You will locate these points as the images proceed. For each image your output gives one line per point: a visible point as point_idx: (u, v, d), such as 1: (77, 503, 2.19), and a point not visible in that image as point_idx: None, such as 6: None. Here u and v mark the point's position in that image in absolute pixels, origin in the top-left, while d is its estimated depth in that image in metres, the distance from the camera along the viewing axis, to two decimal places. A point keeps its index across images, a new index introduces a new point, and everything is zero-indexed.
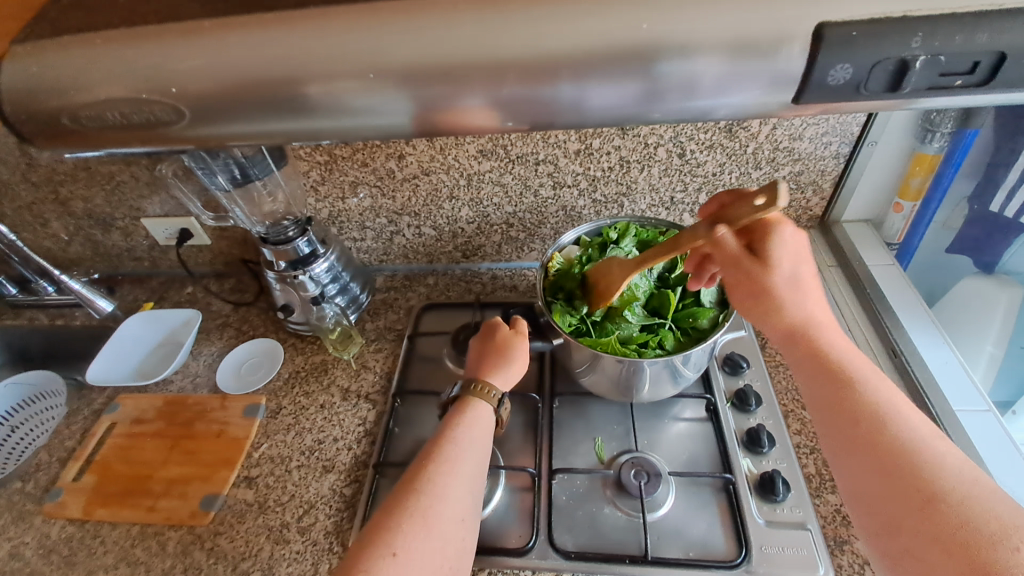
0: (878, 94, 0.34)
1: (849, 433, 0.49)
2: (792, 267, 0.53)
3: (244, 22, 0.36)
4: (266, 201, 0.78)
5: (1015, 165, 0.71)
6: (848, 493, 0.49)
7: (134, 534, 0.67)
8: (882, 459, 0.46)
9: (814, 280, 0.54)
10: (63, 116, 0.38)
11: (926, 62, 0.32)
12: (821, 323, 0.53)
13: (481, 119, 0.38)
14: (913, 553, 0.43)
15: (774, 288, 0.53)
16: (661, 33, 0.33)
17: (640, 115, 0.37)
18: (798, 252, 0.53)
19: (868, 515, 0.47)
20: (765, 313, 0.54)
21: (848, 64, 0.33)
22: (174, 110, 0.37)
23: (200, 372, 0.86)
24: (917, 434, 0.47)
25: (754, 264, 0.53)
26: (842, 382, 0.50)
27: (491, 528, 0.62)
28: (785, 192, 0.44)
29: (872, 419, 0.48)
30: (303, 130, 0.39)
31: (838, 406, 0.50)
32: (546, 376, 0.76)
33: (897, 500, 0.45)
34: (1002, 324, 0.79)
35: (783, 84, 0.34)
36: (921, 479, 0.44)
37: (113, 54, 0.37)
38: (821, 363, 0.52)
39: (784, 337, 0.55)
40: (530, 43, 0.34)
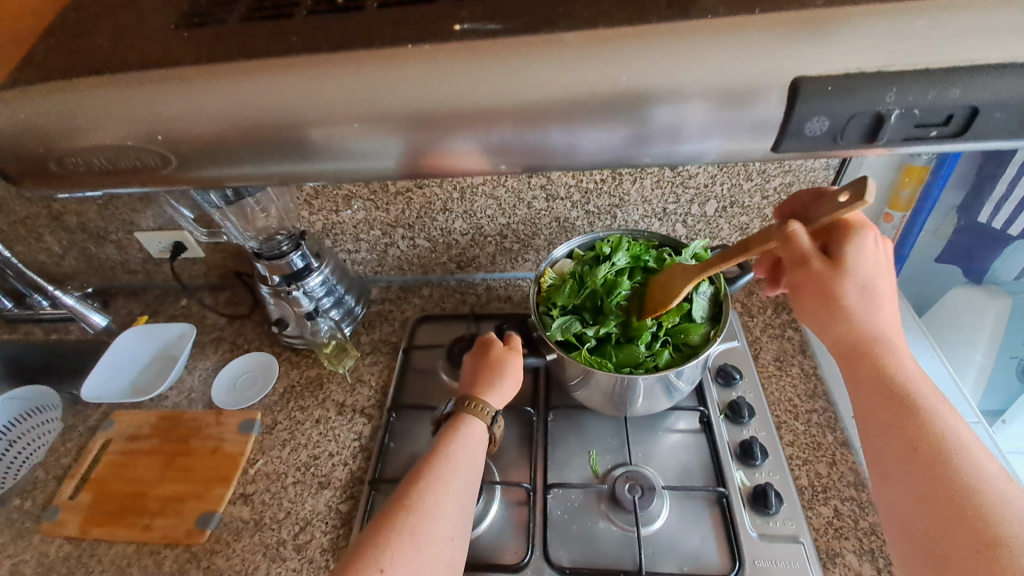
0: (855, 144, 0.34)
1: (907, 458, 0.47)
2: (870, 277, 0.52)
3: (229, 70, 0.36)
4: (258, 217, 0.77)
5: (1002, 177, 0.71)
6: (894, 521, 0.47)
7: (130, 553, 0.68)
8: (937, 489, 0.44)
9: (891, 296, 0.53)
10: (51, 159, 0.38)
11: (900, 116, 0.32)
12: (892, 342, 0.52)
13: (469, 162, 0.38)
14: None
15: (846, 297, 0.51)
16: (640, 83, 0.33)
17: (629, 158, 0.38)
18: (880, 265, 0.52)
19: (913, 546, 0.45)
20: (827, 322, 0.53)
21: (824, 116, 0.33)
22: (161, 156, 0.38)
23: (195, 388, 0.86)
24: (982, 473, 0.44)
25: (829, 264, 0.51)
26: (906, 407, 0.48)
27: (487, 544, 0.62)
28: (874, 189, 0.42)
29: (932, 446, 0.46)
30: (297, 172, 0.39)
31: (898, 432, 0.48)
32: (541, 389, 0.77)
33: (949, 533, 0.43)
34: (991, 337, 0.82)
35: (762, 132, 0.34)
36: (978, 519, 0.42)
37: (100, 95, 0.37)
38: (885, 385, 0.50)
39: (846, 352, 0.53)
40: (516, 94, 0.34)
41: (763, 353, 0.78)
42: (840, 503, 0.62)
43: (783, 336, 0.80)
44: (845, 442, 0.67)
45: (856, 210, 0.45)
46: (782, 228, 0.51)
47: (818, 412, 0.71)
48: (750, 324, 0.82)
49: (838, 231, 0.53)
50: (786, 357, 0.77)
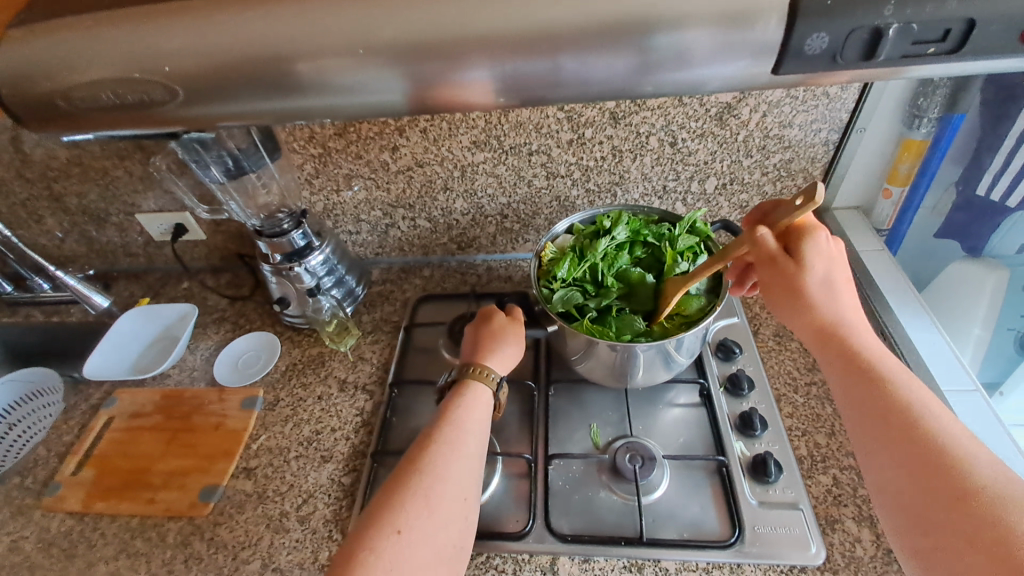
0: (854, 62, 0.35)
1: (880, 430, 0.47)
2: (827, 266, 0.53)
3: (236, 4, 0.37)
4: (260, 193, 0.79)
5: (1000, 149, 0.71)
6: (880, 498, 0.47)
7: (134, 526, 0.68)
8: (914, 459, 0.44)
9: (848, 280, 0.54)
10: (57, 99, 0.39)
11: (899, 30, 0.33)
12: (852, 324, 0.52)
13: (477, 95, 0.39)
14: (943, 552, 0.41)
15: (808, 286, 0.52)
16: (647, 7, 0.34)
17: (632, 88, 0.38)
18: (832, 253, 0.53)
19: (897, 517, 0.45)
20: (793, 309, 0.54)
21: (824, 33, 0.33)
22: (167, 90, 0.38)
23: (197, 366, 0.86)
24: (950, 433, 0.45)
25: (787, 259, 0.53)
26: (873, 383, 0.48)
27: (489, 514, 0.63)
28: (822, 191, 0.44)
29: (902, 413, 0.46)
30: (291, 109, 0.40)
31: (869, 409, 0.48)
32: (542, 364, 0.77)
33: (930, 502, 0.43)
34: (988, 307, 0.83)
35: (763, 54, 0.35)
36: (955, 477, 0.42)
37: (105, 44, 0.37)
38: (851, 364, 0.50)
39: (813, 337, 0.53)
40: (525, 17, 0.35)
41: (763, 329, 0.79)
42: (839, 472, 0.63)
43: None
44: None
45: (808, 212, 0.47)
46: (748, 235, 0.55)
47: (817, 384, 0.71)
48: (750, 301, 0.83)
49: (790, 231, 0.55)
50: (786, 333, 0.78)
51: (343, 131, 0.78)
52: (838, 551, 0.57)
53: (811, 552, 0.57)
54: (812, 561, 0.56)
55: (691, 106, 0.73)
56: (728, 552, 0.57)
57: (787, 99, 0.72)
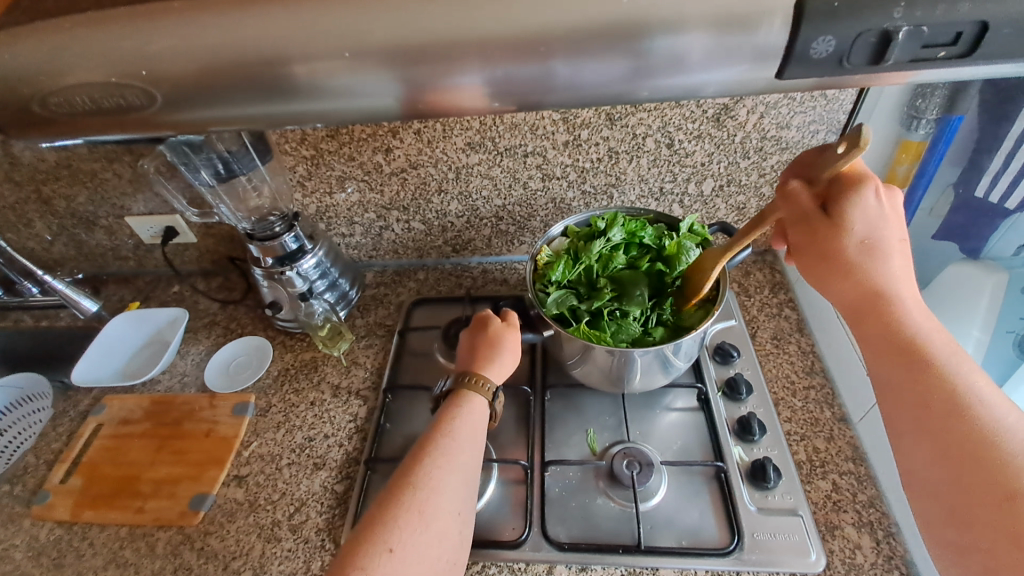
0: (861, 67, 0.34)
1: (922, 417, 0.45)
2: (872, 231, 0.49)
3: (221, 4, 0.35)
4: (251, 196, 0.78)
5: (999, 151, 0.70)
6: (910, 481, 0.46)
7: (123, 535, 0.67)
8: (958, 446, 0.43)
9: (898, 243, 0.50)
10: (33, 104, 0.38)
11: (908, 33, 0.32)
12: (900, 291, 0.49)
13: (470, 99, 0.38)
14: (980, 550, 0.40)
15: (845, 253, 0.49)
16: (646, 10, 0.33)
17: (628, 93, 0.37)
18: (884, 216, 0.49)
19: (933, 508, 0.44)
20: (831, 278, 0.51)
21: (831, 36, 0.33)
22: (145, 94, 0.37)
23: (188, 372, 0.85)
24: (1000, 422, 0.43)
25: (827, 223, 0.50)
26: (915, 360, 0.46)
27: (484, 522, 0.62)
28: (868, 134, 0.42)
29: (950, 400, 0.44)
30: (284, 113, 0.39)
31: (909, 389, 0.46)
32: (538, 368, 0.76)
33: (972, 492, 0.41)
34: (987, 309, 0.81)
35: (766, 58, 0.34)
36: (1003, 473, 0.40)
37: (83, 41, 0.36)
38: (892, 339, 0.48)
39: (851, 309, 0.51)
40: (518, 20, 0.34)
41: (760, 332, 0.78)
42: (838, 477, 0.62)
43: (780, 315, 0.80)
44: (843, 417, 0.67)
45: (854, 158, 0.45)
46: (783, 189, 0.53)
47: (815, 388, 0.71)
48: (747, 304, 0.82)
49: (837, 185, 0.50)
50: (784, 336, 0.77)
51: (335, 133, 0.77)
52: (838, 557, 0.56)
53: (810, 559, 0.56)
54: (811, 568, 0.55)
55: (688, 107, 0.72)
56: (726, 560, 0.57)
57: (784, 100, 0.71)
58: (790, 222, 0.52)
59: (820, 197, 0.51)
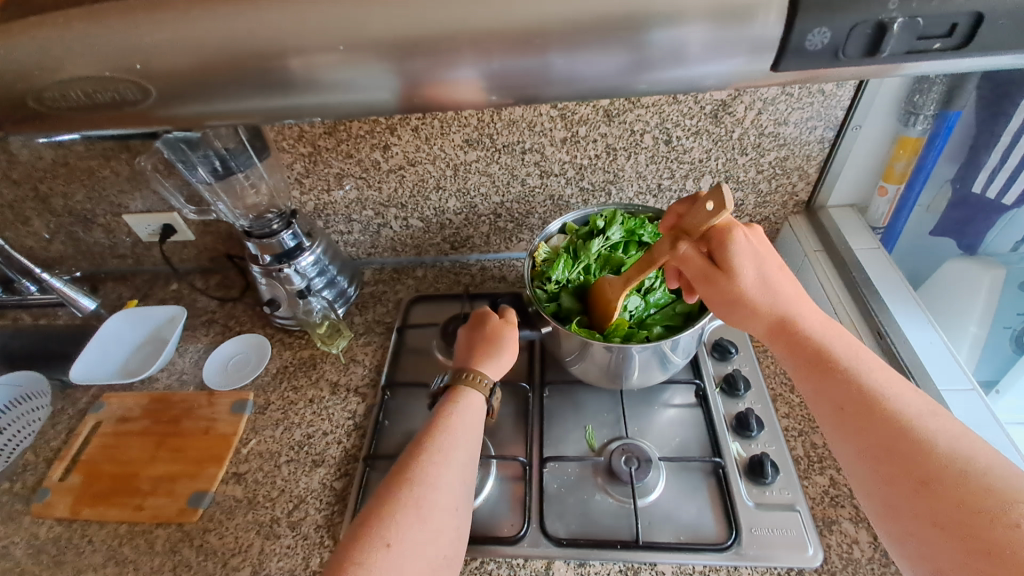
0: (856, 59, 0.34)
1: (840, 419, 0.46)
2: (757, 269, 0.51)
3: None
4: (249, 193, 0.77)
5: (995, 147, 0.71)
6: (849, 486, 0.47)
7: (122, 533, 0.67)
8: (874, 441, 0.44)
9: (780, 270, 0.52)
10: (28, 99, 0.38)
11: (904, 26, 0.32)
12: (799, 309, 0.51)
13: (467, 92, 0.38)
14: (916, 539, 0.40)
15: (743, 291, 0.51)
16: (644, 2, 0.33)
17: (625, 86, 0.37)
18: (757, 251, 0.51)
19: (869, 503, 0.45)
20: (733, 315, 0.53)
21: (826, 28, 0.33)
22: (140, 90, 0.37)
23: (187, 370, 0.85)
24: (910, 411, 0.44)
25: (718, 274, 0.51)
26: (827, 366, 0.48)
27: (482, 518, 0.62)
28: (728, 196, 0.45)
29: (861, 399, 0.46)
30: (282, 107, 0.39)
31: (825, 398, 0.48)
32: (537, 366, 0.76)
33: (894, 483, 0.42)
34: (985, 306, 0.83)
35: (762, 50, 0.34)
36: (918, 460, 0.42)
37: (78, 35, 0.36)
38: (806, 352, 0.50)
39: (764, 333, 0.53)
40: (514, 12, 0.34)
41: None
42: (836, 473, 0.62)
43: None
44: None
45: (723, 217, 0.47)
46: (674, 252, 0.53)
47: None
48: None
49: (712, 237, 0.52)
50: None
51: (333, 130, 0.77)
52: (835, 552, 0.56)
53: (808, 554, 0.56)
54: (809, 563, 0.56)
55: (686, 103, 0.72)
56: (724, 555, 0.57)
57: (783, 96, 0.71)
58: (692, 281, 0.54)
59: (701, 245, 0.53)
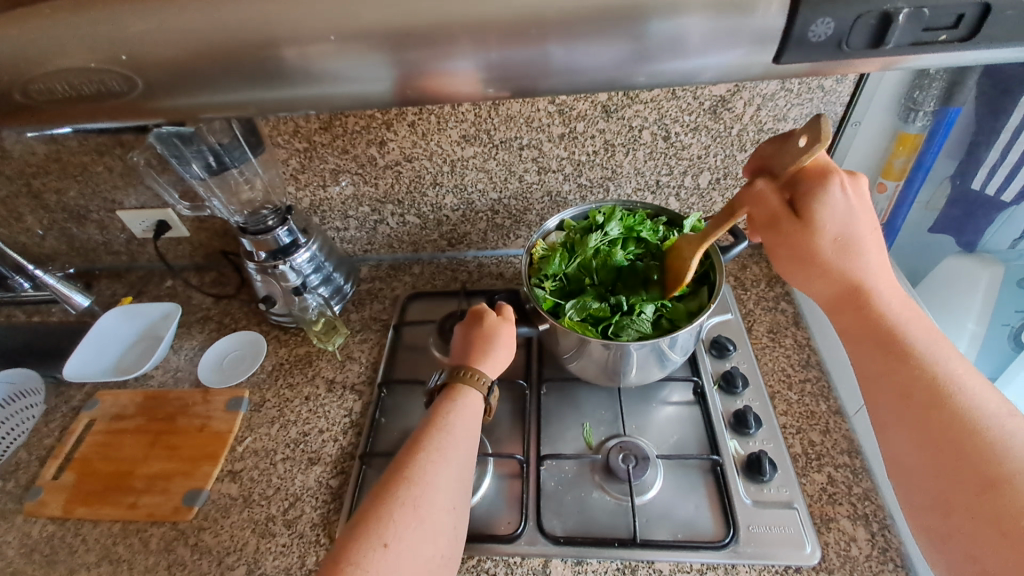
0: (860, 50, 0.34)
1: (901, 406, 0.46)
2: (842, 229, 0.50)
3: None
4: (244, 189, 0.78)
5: (995, 144, 0.71)
6: (890, 463, 0.48)
7: (116, 531, 0.66)
8: (934, 432, 0.44)
9: (872, 235, 0.51)
10: (14, 91, 0.37)
11: (910, 15, 0.32)
12: (878, 286, 0.50)
13: (465, 84, 0.37)
14: (961, 533, 0.42)
15: (819, 255, 0.51)
16: None
17: (624, 77, 0.37)
18: (853, 207, 0.50)
19: (915, 491, 0.45)
20: (807, 277, 0.53)
21: (830, 18, 0.32)
22: (128, 81, 0.36)
23: (181, 367, 0.85)
24: (983, 410, 0.44)
25: (797, 224, 0.50)
26: (897, 352, 0.48)
27: (479, 516, 0.62)
28: (829, 127, 0.42)
29: (928, 390, 0.46)
30: (276, 98, 0.38)
31: (892, 379, 0.47)
32: (534, 362, 0.76)
33: (950, 476, 0.43)
34: (983, 303, 0.82)
35: (764, 41, 0.34)
36: (982, 460, 0.42)
37: (64, 24, 0.35)
38: (875, 331, 0.49)
39: (834, 303, 0.52)
40: (512, 1, 0.33)
41: (757, 325, 0.78)
42: (833, 470, 0.62)
43: (777, 308, 0.80)
44: (838, 410, 0.67)
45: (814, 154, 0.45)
46: (750, 188, 0.52)
47: (811, 381, 0.71)
48: (743, 298, 0.82)
49: (798, 186, 0.51)
50: (780, 329, 0.77)
51: (328, 125, 0.76)
52: (833, 550, 0.56)
53: (805, 552, 0.56)
54: (807, 560, 0.55)
55: (684, 98, 0.72)
56: (721, 552, 0.57)
57: (782, 92, 0.71)
58: (760, 223, 0.53)
59: (785, 192, 0.51)
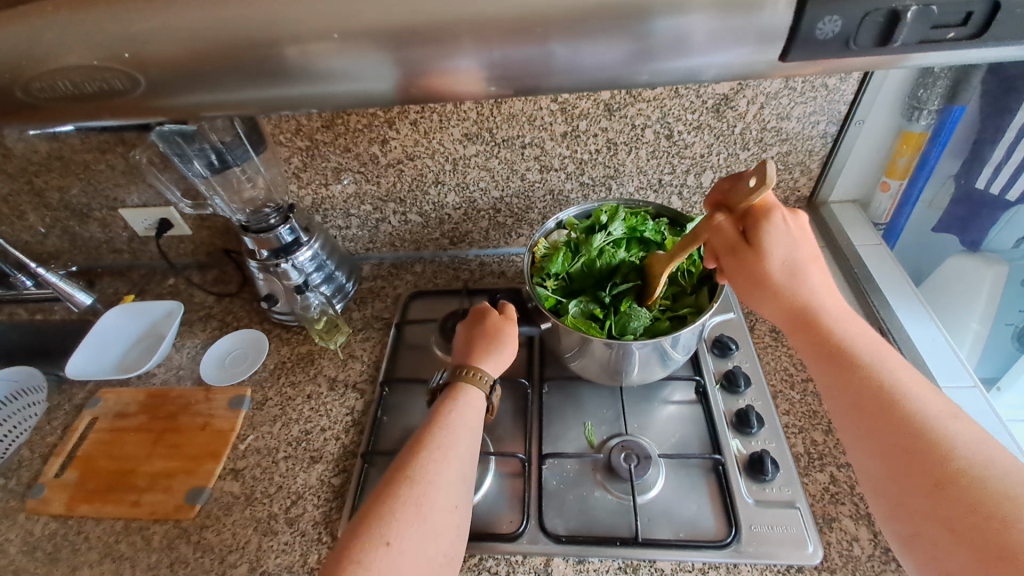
0: (868, 49, 0.34)
1: (854, 416, 0.46)
2: (788, 252, 0.51)
3: None
4: (245, 187, 0.77)
5: (1001, 141, 0.71)
6: (863, 477, 0.47)
7: (118, 529, 0.66)
8: (886, 441, 0.44)
9: (812, 258, 0.52)
10: (17, 89, 0.37)
11: (918, 14, 0.32)
12: (821, 301, 0.51)
13: (468, 82, 0.37)
14: (926, 538, 0.41)
15: (770, 276, 0.51)
16: None
17: (627, 76, 0.37)
18: (792, 235, 0.51)
19: (879, 502, 0.45)
20: (759, 298, 0.53)
21: (838, 16, 0.32)
22: (131, 79, 0.36)
23: (183, 365, 0.85)
24: (929, 414, 0.44)
25: (749, 252, 0.52)
26: (844, 364, 0.48)
27: (481, 515, 0.62)
28: (773, 171, 0.45)
29: (877, 398, 0.45)
30: (279, 97, 0.38)
31: (842, 393, 0.47)
32: (536, 361, 0.76)
33: (907, 484, 0.42)
34: (988, 301, 0.83)
35: (770, 39, 0.34)
36: (933, 462, 0.42)
37: (67, 23, 0.35)
38: (820, 345, 0.49)
39: (781, 321, 0.53)
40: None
41: (759, 324, 0.78)
42: (836, 470, 0.62)
43: None
44: None
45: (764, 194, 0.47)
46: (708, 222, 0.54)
47: (814, 380, 0.70)
48: None
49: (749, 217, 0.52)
50: (783, 329, 0.77)
51: (331, 123, 0.76)
52: (835, 549, 0.56)
53: (808, 551, 0.56)
54: (809, 560, 0.55)
55: (687, 97, 0.71)
56: (723, 552, 0.57)
57: (785, 91, 0.71)
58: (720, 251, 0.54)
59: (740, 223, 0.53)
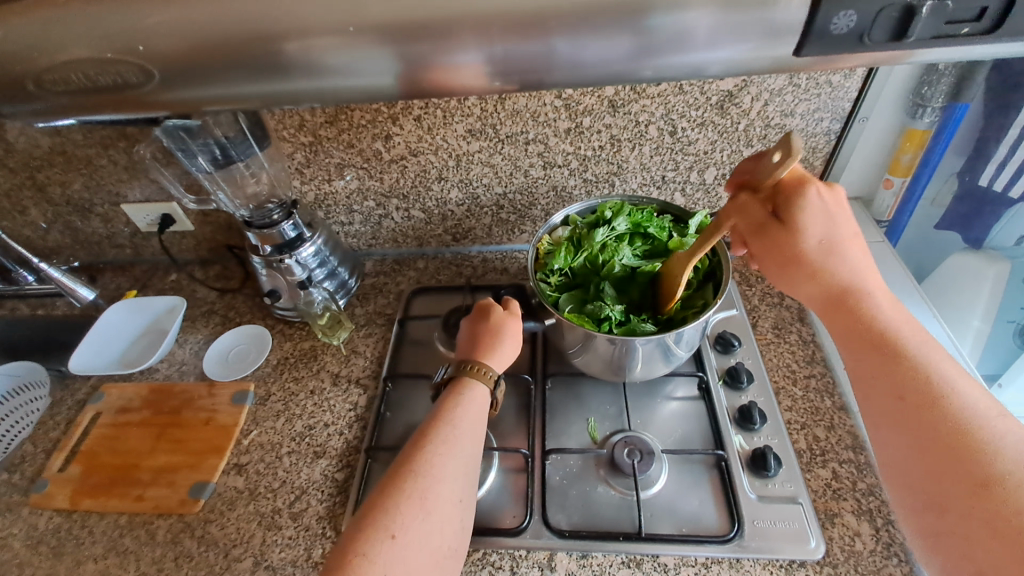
0: (881, 44, 0.34)
1: (894, 406, 0.47)
2: (826, 232, 0.52)
3: None
4: (249, 182, 0.76)
5: (1005, 140, 0.71)
6: (890, 467, 0.48)
7: (123, 524, 0.67)
8: (926, 435, 0.44)
9: (853, 240, 0.52)
10: (25, 82, 0.37)
11: (932, 8, 0.31)
12: (867, 287, 0.51)
13: (471, 76, 0.37)
14: (955, 534, 0.42)
15: (805, 255, 0.52)
16: None
17: (631, 71, 0.37)
18: (831, 213, 0.52)
19: (908, 492, 0.46)
20: (795, 280, 0.53)
21: (852, 11, 0.32)
22: (140, 72, 0.36)
23: (186, 360, 0.85)
24: (973, 410, 0.44)
25: (782, 230, 0.52)
26: (890, 354, 0.48)
27: (484, 510, 0.62)
28: (799, 143, 0.46)
29: (920, 390, 0.46)
30: (284, 92, 0.38)
31: (885, 381, 0.48)
32: (538, 358, 0.76)
33: (944, 479, 0.43)
34: (989, 299, 0.83)
35: (781, 35, 0.34)
36: (977, 461, 0.42)
37: (75, 15, 0.35)
38: (865, 334, 0.49)
39: (823, 307, 0.53)
40: None
41: (761, 321, 0.78)
42: (838, 466, 0.62)
43: (781, 305, 0.80)
44: (843, 406, 0.67)
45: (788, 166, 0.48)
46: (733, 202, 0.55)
47: (816, 376, 0.71)
48: (748, 293, 0.82)
49: (780, 193, 0.53)
50: (785, 325, 0.77)
51: (334, 119, 0.76)
52: (837, 544, 0.57)
53: (810, 546, 0.56)
54: (811, 555, 0.56)
55: (691, 93, 0.71)
56: (726, 547, 0.57)
57: (789, 88, 0.71)
58: (746, 231, 0.55)
59: (768, 204, 0.53)
